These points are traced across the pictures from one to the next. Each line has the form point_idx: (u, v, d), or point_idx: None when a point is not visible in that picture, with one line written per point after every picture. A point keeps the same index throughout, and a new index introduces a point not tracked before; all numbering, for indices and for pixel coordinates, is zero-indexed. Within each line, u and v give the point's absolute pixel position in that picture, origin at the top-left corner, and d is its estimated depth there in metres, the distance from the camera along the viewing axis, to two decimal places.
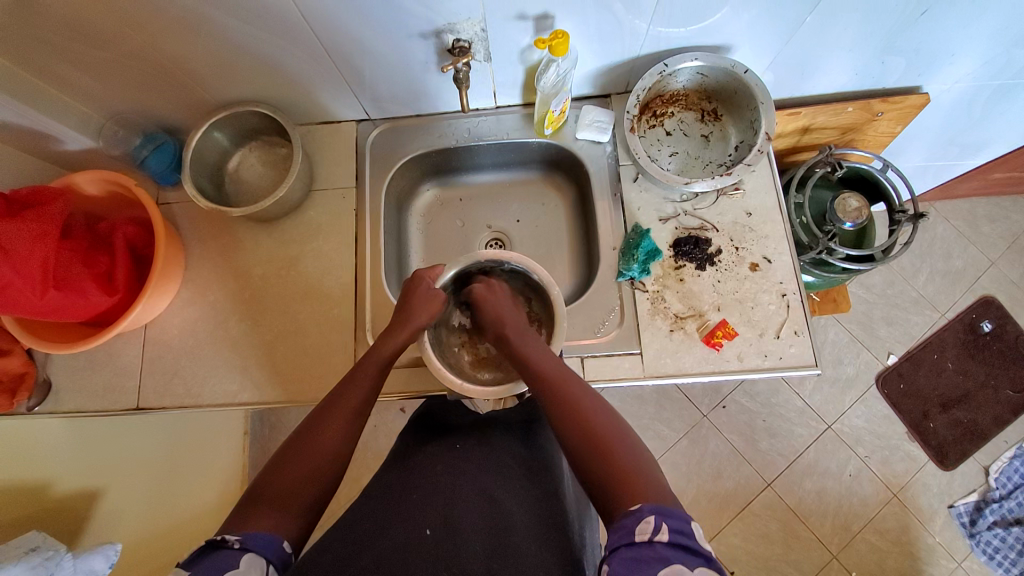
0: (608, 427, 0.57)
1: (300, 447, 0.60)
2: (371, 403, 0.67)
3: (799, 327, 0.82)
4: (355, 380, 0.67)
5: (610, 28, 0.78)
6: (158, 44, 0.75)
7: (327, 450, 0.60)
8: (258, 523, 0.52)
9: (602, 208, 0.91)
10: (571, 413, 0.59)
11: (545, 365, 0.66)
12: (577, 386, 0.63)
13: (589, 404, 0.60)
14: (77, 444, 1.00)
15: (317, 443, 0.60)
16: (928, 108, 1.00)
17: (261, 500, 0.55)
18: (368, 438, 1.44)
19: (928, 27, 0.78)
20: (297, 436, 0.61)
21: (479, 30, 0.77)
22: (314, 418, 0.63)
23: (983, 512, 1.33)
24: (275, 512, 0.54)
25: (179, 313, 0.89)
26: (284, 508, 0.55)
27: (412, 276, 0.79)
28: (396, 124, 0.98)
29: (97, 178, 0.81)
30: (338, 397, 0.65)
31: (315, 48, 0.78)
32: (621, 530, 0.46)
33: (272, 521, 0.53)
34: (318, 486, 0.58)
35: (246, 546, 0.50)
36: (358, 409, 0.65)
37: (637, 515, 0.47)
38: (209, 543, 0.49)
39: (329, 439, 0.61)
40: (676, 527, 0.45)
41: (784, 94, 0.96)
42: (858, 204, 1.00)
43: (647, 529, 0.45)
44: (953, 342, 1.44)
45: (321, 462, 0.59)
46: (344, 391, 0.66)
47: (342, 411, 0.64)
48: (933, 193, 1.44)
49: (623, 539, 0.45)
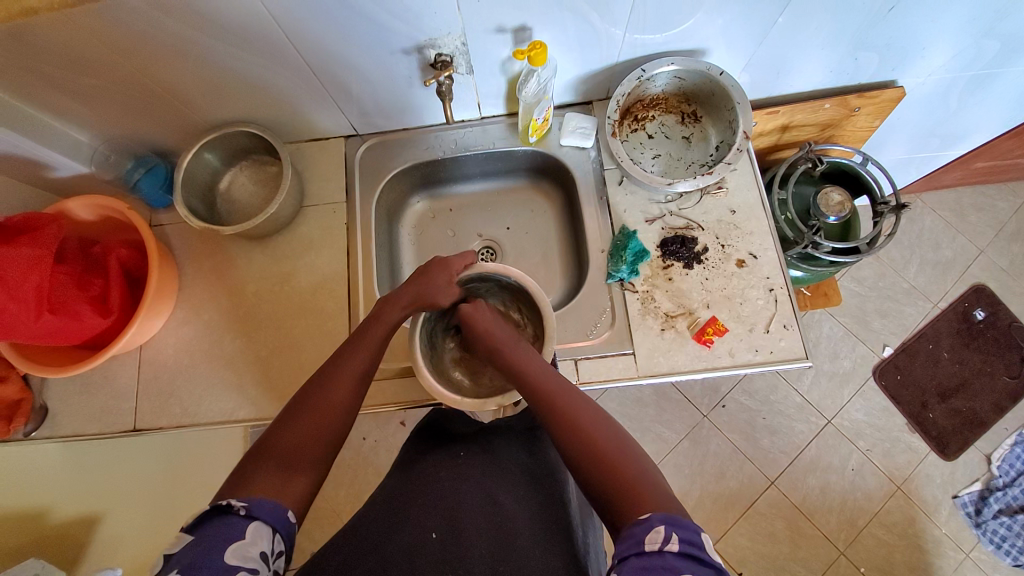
0: (610, 439, 0.58)
1: (304, 411, 0.60)
2: (372, 369, 0.67)
3: (788, 320, 0.83)
4: (357, 346, 0.67)
5: (588, 37, 0.80)
6: (148, 71, 0.77)
7: (332, 415, 0.61)
8: (264, 487, 0.53)
9: (589, 212, 0.92)
10: (576, 428, 0.59)
11: (544, 382, 0.65)
12: (577, 396, 0.63)
13: (594, 421, 0.60)
14: (75, 472, 1.00)
15: (320, 407, 0.61)
16: (905, 101, 1.02)
17: (266, 461, 0.56)
18: (369, 452, 1.43)
19: (897, 22, 0.81)
20: (299, 399, 0.61)
21: (460, 44, 0.79)
22: (317, 382, 0.63)
23: (988, 501, 1.33)
24: (279, 478, 0.55)
25: (174, 333, 0.90)
26: (287, 472, 0.56)
27: (439, 260, 0.76)
28: (384, 138, 0.99)
29: (91, 203, 0.83)
30: (338, 365, 0.64)
31: (300, 67, 0.80)
32: (631, 539, 0.47)
33: (276, 488, 0.54)
34: (321, 451, 0.59)
35: (252, 514, 0.51)
36: (359, 375, 0.64)
37: (647, 524, 0.48)
38: (215, 509, 0.50)
39: (334, 405, 0.61)
40: (687, 537, 0.46)
41: (761, 94, 0.98)
42: (841, 198, 1.02)
43: (656, 538, 0.46)
44: (948, 331, 1.44)
45: (322, 427, 0.60)
46: (342, 361, 0.65)
47: (346, 377, 0.63)
48: (918, 184, 1.46)
49: (632, 549, 0.46)
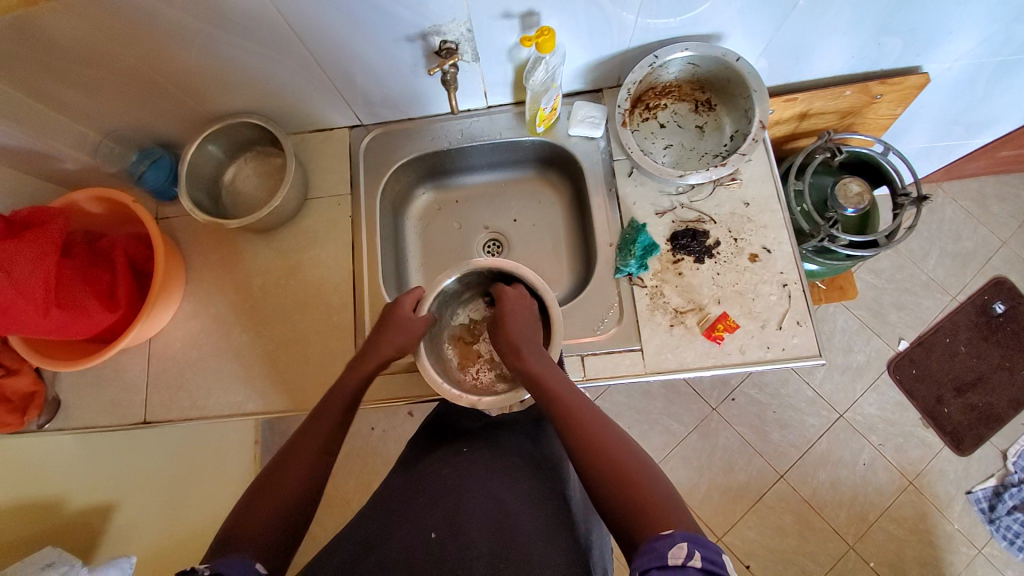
0: (629, 456, 0.59)
1: (270, 484, 0.61)
2: (339, 435, 0.68)
3: (801, 316, 0.81)
4: (322, 412, 0.68)
5: (598, 22, 0.78)
6: (150, 62, 0.76)
7: (296, 482, 0.61)
8: (229, 554, 0.53)
9: (598, 204, 0.90)
10: (596, 441, 0.60)
11: (564, 391, 0.66)
12: (583, 400, 0.66)
13: (614, 438, 0.61)
14: (90, 461, 1.01)
15: (286, 476, 0.61)
16: (929, 87, 0.98)
17: (233, 537, 0.55)
18: (377, 441, 1.44)
19: (924, 6, 0.77)
20: (266, 474, 0.62)
21: (465, 31, 0.77)
22: (282, 455, 0.64)
23: (1002, 497, 1.31)
24: (247, 544, 0.55)
25: (182, 326, 0.90)
26: (255, 540, 0.55)
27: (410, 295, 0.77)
28: (389, 129, 0.98)
29: (96, 195, 0.82)
30: (308, 431, 0.66)
31: (303, 57, 0.78)
32: (652, 552, 0.48)
33: (248, 549, 0.54)
34: (288, 517, 0.59)
35: (217, 570, 0.50)
36: (325, 442, 0.66)
37: (670, 539, 0.48)
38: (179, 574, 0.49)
39: (297, 473, 0.62)
40: (708, 556, 0.46)
41: (779, 81, 0.95)
42: (859, 189, 0.98)
43: (679, 554, 0.46)
44: (966, 324, 1.41)
45: (288, 494, 0.60)
46: (312, 424, 0.67)
47: (310, 445, 0.65)
48: (939, 173, 1.41)
49: (653, 562, 0.47)
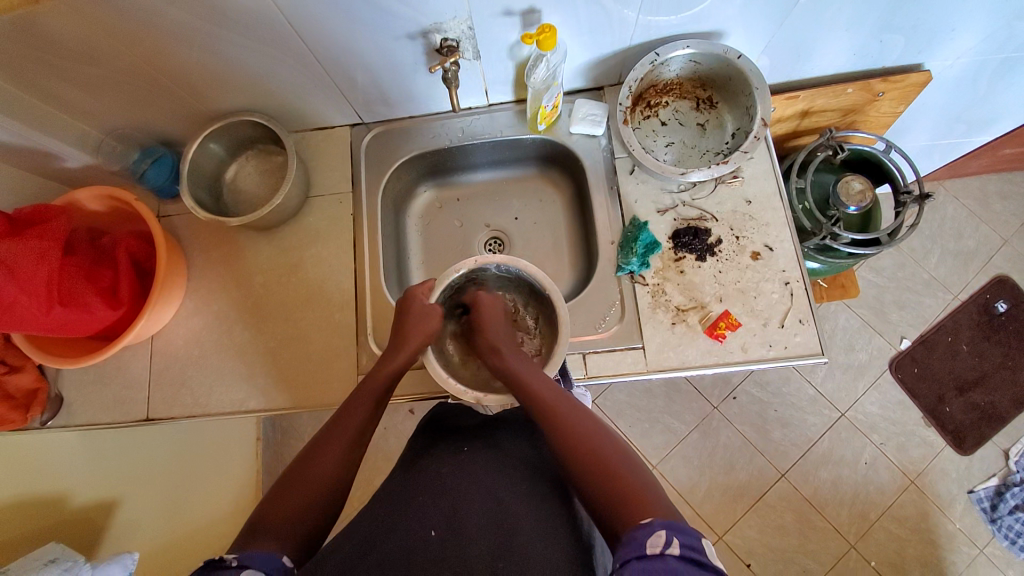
0: (613, 450, 0.59)
1: (297, 477, 0.61)
2: (367, 433, 0.68)
3: (803, 314, 0.81)
4: (352, 406, 0.69)
5: (599, 20, 0.77)
6: (152, 60, 0.76)
7: (325, 477, 0.61)
8: (257, 545, 0.53)
9: (600, 202, 0.90)
10: (577, 438, 0.60)
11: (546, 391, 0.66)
12: (568, 398, 0.66)
13: (597, 433, 0.61)
14: (94, 458, 1.01)
15: (315, 469, 0.62)
16: (930, 85, 0.98)
17: (258, 528, 0.55)
18: (379, 439, 1.44)
19: (925, 3, 0.77)
20: (292, 468, 0.62)
21: (466, 29, 0.77)
22: (311, 449, 0.64)
23: (1004, 496, 1.31)
24: (274, 537, 0.54)
25: (184, 323, 0.90)
26: (281, 532, 0.55)
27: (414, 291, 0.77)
28: (389, 127, 0.98)
29: (99, 194, 0.82)
30: (336, 427, 0.66)
31: (303, 55, 0.78)
32: (632, 543, 0.47)
33: (276, 541, 0.54)
34: (314, 511, 0.59)
35: (244, 563, 0.50)
36: (354, 438, 0.66)
37: (648, 528, 0.47)
38: (208, 563, 0.49)
39: (325, 466, 0.62)
40: (688, 543, 0.46)
41: (780, 78, 0.95)
42: (862, 186, 0.98)
43: (658, 542, 0.46)
44: (968, 323, 1.41)
45: (315, 488, 0.60)
46: (340, 419, 0.67)
47: (340, 440, 0.65)
48: (941, 171, 1.41)
49: (633, 552, 0.46)
